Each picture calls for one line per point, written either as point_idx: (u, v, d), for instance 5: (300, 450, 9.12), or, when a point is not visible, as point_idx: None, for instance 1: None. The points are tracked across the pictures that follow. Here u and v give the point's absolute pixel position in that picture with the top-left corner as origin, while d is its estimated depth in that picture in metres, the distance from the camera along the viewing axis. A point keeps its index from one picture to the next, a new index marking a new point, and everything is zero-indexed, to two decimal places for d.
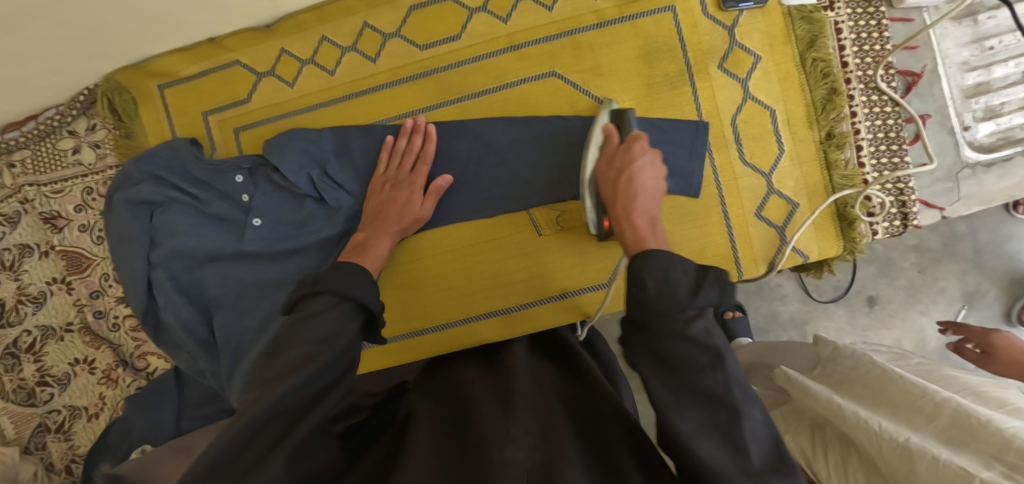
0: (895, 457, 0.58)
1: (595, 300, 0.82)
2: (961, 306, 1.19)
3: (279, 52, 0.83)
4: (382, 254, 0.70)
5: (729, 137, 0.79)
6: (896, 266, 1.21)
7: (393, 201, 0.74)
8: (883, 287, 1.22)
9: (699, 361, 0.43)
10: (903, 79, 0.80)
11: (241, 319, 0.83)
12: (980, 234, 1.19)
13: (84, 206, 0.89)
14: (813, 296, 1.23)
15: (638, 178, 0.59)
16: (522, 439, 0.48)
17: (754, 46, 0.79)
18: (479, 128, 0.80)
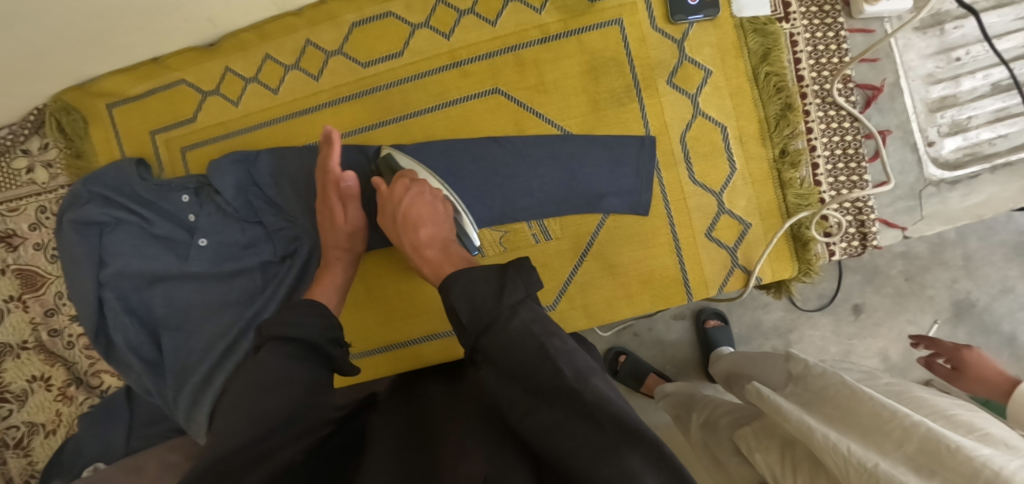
0: None
1: None
2: (949, 315, 1.16)
3: (223, 71, 0.82)
4: (334, 282, 0.71)
5: (678, 155, 0.77)
6: (883, 274, 1.17)
7: (331, 225, 0.73)
8: (868, 295, 1.18)
9: (542, 367, 0.39)
10: (862, 93, 0.77)
11: (188, 340, 0.84)
12: (969, 240, 1.15)
13: (38, 224, 0.89)
14: (796, 305, 1.19)
15: (410, 213, 0.66)
16: (479, 446, 0.39)
17: (704, 61, 0.76)
18: (419, 149, 0.78)
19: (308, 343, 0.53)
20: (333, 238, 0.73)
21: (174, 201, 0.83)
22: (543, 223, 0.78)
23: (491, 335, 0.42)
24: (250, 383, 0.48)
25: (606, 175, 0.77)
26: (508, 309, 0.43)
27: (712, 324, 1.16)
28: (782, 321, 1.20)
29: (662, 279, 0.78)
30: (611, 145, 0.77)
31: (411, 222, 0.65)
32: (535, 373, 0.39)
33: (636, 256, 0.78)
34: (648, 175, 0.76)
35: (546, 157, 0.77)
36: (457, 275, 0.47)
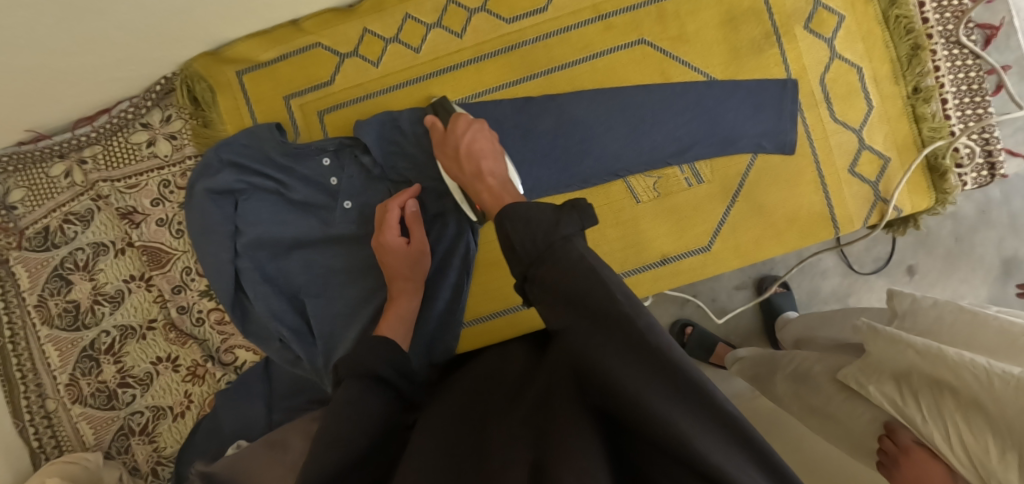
0: (1011, 392, 0.50)
1: (695, 266, 0.81)
2: (999, 272, 1.23)
3: (361, 32, 0.82)
4: (404, 312, 0.72)
5: (818, 96, 0.80)
6: (934, 236, 1.24)
7: (396, 254, 0.74)
8: (922, 257, 1.24)
9: (596, 284, 0.37)
10: (982, 32, 0.82)
11: (333, 305, 0.82)
12: (1013, 200, 1.21)
13: (161, 199, 0.87)
14: (854, 269, 1.25)
15: (474, 146, 0.71)
16: (526, 444, 0.39)
17: (837, 6, 0.80)
18: (568, 100, 0.80)
19: (380, 377, 0.53)
20: (399, 265, 0.75)
21: (317, 166, 0.82)
22: (694, 166, 0.80)
23: (541, 263, 0.41)
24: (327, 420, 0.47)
25: (752, 117, 0.79)
26: (561, 236, 0.41)
27: (776, 291, 1.22)
28: (840, 287, 1.26)
29: (807, 217, 0.80)
30: (754, 91, 0.79)
31: (473, 155, 0.70)
32: (592, 289, 0.37)
33: (783, 195, 0.80)
34: (792, 115, 0.79)
35: (694, 103, 0.79)
36: (510, 209, 0.45)
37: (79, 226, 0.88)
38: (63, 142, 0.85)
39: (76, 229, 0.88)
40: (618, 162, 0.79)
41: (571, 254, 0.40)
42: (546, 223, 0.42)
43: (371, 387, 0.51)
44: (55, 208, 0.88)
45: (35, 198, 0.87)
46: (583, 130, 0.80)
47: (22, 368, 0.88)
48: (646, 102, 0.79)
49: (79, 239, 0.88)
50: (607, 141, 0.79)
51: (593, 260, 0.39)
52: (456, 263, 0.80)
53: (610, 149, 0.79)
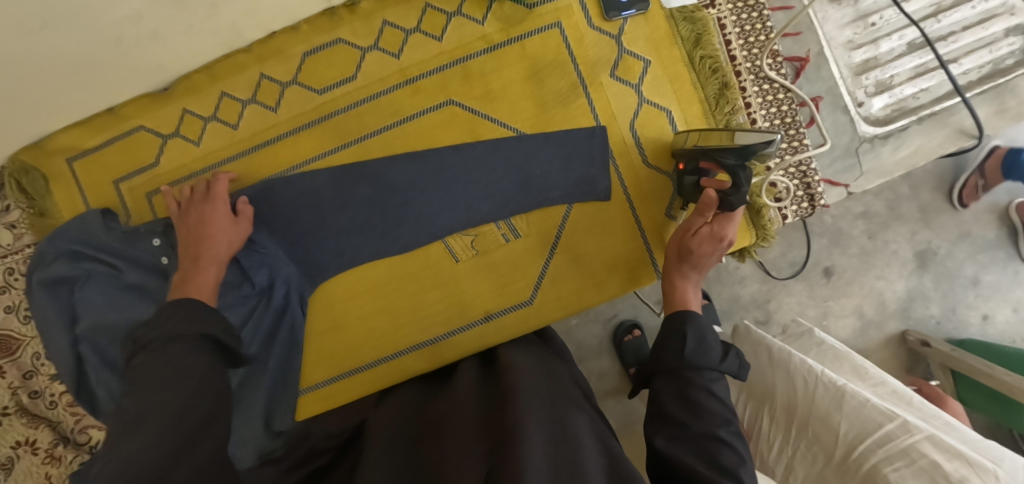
0: (828, 397, 0.78)
1: (518, 319, 0.81)
2: (915, 266, 1.22)
3: (180, 113, 0.83)
4: (206, 283, 0.71)
5: (629, 143, 0.81)
6: (847, 235, 1.22)
7: (210, 226, 0.74)
8: (837, 257, 1.23)
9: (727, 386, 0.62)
10: (791, 65, 0.82)
11: None
12: (922, 193, 1.21)
13: (7, 287, 0.88)
14: (772, 275, 1.23)
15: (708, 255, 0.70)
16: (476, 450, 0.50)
17: (642, 52, 0.81)
18: (379, 167, 0.80)
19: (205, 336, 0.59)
20: (216, 239, 0.74)
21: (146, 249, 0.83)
22: (510, 222, 0.80)
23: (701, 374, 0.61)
24: (158, 364, 0.55)
25: (560, 168, 0.80)
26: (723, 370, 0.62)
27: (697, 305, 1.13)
28: (760, 293, 1.23)
29: (628, 262, 0.81)
30: (563, 140, 0.80)
31: (704, 257, 0.70)
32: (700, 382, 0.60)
33: (600, 243, 0.81)
34: (604, 162, 0.80)
35: (503, 158, 0.80)
36: (697, 324, 0.65)
37: None
38: None
39: None
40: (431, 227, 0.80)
41: (727, 366, 0.62)
42: (715, 354, 0.62)
43: (196, 346, 0.58)
44: None
45: None
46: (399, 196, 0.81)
47: None
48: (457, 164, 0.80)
49: None
50: (422, 205, 0.80)
51: (734, 370, 0.63)
52: (281, 337, 0.80)
53: (427, 212, 0.80)
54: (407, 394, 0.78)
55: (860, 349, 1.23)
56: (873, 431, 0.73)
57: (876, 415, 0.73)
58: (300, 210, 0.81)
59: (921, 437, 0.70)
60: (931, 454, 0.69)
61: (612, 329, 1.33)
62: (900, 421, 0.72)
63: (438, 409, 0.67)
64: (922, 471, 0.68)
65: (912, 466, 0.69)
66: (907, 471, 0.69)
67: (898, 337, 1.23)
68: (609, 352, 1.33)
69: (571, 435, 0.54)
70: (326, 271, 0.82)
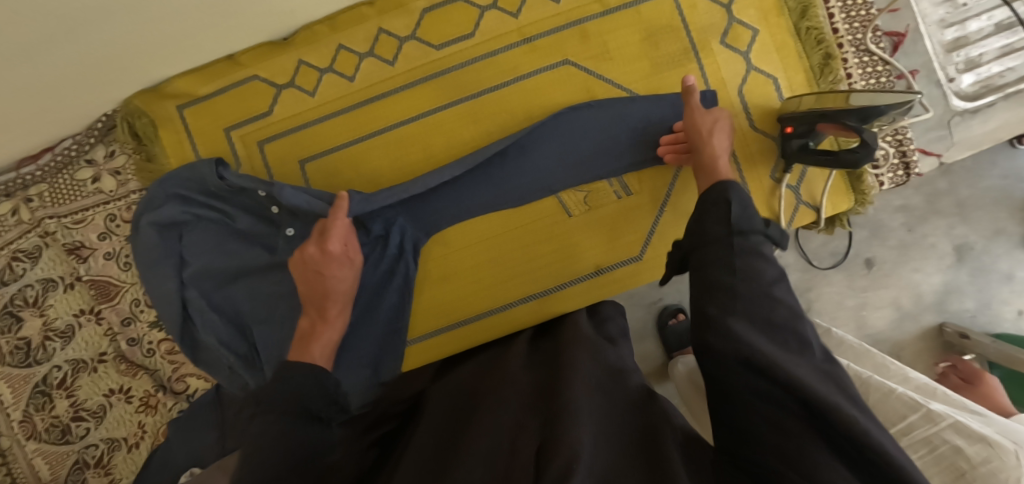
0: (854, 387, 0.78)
1: (626, 274, 0.84)
2: (953, 259, 1.22)
3: (296, 63, 0.84)
4: (328, 338, 0.70)
5: (738, 107, 0.84)
6: (886, 227, 1.23)
7: (329, 264, 0.72)
8: (876, 248, 1.23)
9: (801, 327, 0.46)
10: (890, 40, 0.86)
11: (279, 331, 0.84)
12: (960, 189, 1.22)
13: (107, 233, 0.88)
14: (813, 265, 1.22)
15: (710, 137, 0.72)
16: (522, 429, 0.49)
17: (751, 21, 0.84)
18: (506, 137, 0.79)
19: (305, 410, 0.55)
20: (331, 281, 0.72)
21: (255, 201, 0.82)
22: (622, 179, 0.83)
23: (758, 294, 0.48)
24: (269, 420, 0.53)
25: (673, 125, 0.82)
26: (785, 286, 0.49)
27: None
28: (800, 281, 1.24)
29: None
30: (676, 103, 0.82)
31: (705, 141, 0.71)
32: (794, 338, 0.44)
33: None
34: None
35: (619, 117, 0.81)
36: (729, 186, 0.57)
37: (28, 263, 0.89)
38: (7, 181, 0.88)
39: (24, 265, 0.89)
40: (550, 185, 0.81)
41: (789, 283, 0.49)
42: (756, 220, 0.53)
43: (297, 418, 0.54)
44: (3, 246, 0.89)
45: None
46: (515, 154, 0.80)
47: None
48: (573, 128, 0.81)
49: (27, 276, 0.89)
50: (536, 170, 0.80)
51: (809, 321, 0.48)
52: (395, 284, 0.80)
53: (540, 167, 0.80)
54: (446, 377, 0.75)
55: (895, 341, 1.23)
56: (895, 421, 0.71)
57: (899, 406, 0.71)
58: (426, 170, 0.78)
59: (943, 425, 0.67)
60: (955, 442, 0.66)
61: (656, 312, 1.36)
62: (923, 411, 0.69)
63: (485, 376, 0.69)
64: (942, 457, 0.66)
65: (932, 453, 0.67)
66: (929, 457, 0.67)
67: (935, 330, 1.23)
68: (652, 335, 1.36)
69: (625, 404, 0.55)
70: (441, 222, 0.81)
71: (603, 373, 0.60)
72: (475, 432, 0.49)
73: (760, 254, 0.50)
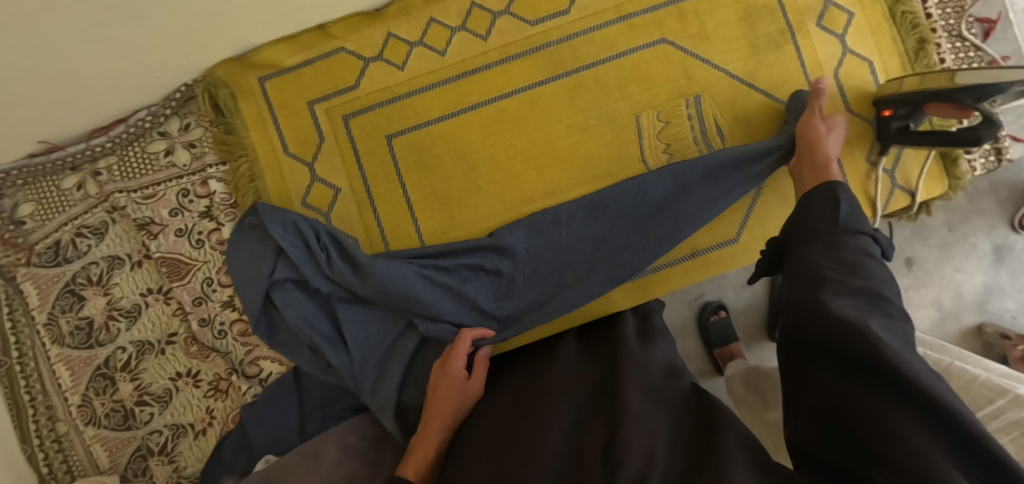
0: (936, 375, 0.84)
1: (724, 257, 0.82)
2: (992, 260, 1.21)
3: (385, 36, 0.82)
4: (427, 454, 0.62)
5: (834, 90, 0.83)
6: (929, 226, 1.22)
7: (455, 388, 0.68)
8: (918, 248, 1.22)
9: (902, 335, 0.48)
10: (981, 26, 0.86)
11: (366, 310, 0.78)
12: (1001, 188, 1.20)
13: (180, 209, 0.84)
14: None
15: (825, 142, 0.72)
16: (586, 435, 0.53)
17: (846, 4, 0.83)
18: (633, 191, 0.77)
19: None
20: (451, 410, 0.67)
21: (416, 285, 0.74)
22: None
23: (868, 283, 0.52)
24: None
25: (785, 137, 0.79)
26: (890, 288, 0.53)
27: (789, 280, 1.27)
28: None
29: None
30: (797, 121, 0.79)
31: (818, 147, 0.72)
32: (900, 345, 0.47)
33: None
34: None
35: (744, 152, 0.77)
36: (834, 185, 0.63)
37: (93, 240, 0.85)
38: (76, 154, 0.84)
39: (89, 242, 0.85)
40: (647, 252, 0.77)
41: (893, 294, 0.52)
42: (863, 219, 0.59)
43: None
44: (66, 221, 0.85)
45: (45, 213, 0.85)
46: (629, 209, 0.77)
47: (32, 390, 0.85)
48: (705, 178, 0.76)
49: (93, 253, 0.85)
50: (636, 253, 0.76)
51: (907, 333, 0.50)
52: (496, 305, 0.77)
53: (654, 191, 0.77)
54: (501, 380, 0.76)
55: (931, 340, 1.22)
56: (983, 405, 0.73)
57: (987, 391, 0.74)
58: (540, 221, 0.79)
59: None
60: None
61: (697, 309, 1.33)
62: (1011, 395, 0.71)
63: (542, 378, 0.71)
64: None
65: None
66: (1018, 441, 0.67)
67: (972, 331, 1.22)
68: (692, 331, 1.32)
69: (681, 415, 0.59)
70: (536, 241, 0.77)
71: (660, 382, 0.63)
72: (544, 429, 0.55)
73: (867, 252, 0.55)
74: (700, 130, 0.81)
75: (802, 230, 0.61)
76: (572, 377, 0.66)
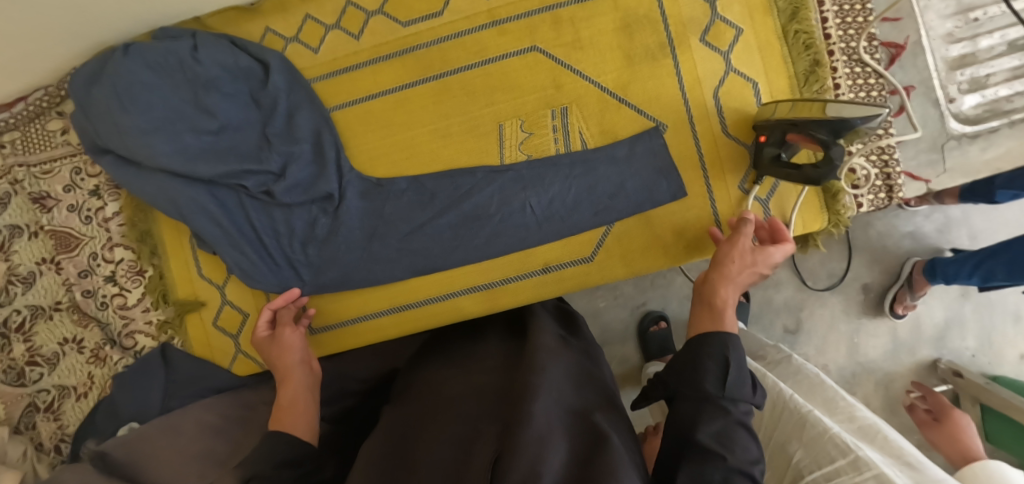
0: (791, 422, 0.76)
1: (578, 274, 0.81)
2: (957, 292, 1.13)
3: (263, 31, 0.84)
4: (302, 403, 0.66)
5: (712, 109, 0.79)
6: (890, 254, 1.12)
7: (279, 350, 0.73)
8: (878, 274, 1.12)
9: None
10: (886, 51, 0.80)
11: (298, 252, 0.81)
12: (974, 220, 1.11)
13: (72, 186, 0.90)
14: (807, 284, 1.14)
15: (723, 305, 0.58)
16: (476, 443, 0.42)
17: (735, 19, 0.79)
18: (533, 190, 0.78)
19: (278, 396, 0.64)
20: (284, 350, 0.73)
21: None
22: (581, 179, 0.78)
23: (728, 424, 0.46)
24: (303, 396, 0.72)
25: (628, 177, 0.78)
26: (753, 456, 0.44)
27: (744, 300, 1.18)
28: (794, 298, 1.14)
29: (698, 230, 0.80)
30: (662, 165, 0.78)
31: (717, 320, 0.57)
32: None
33: (671, 208, 0.79)
34: (681, 122, 0.79)
35: (573, 163, 0.78)
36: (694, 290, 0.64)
37: None
38: None
39: None
40: (526, 234, 0.79)
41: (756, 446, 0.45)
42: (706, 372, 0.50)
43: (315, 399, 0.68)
44: None
45: None
46: (488, 228, 0.79)
47: None
48: (562, 212, 0.78)
49: None
50: (473, 249, 0.80)
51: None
52: None
53: (532, 186, 0.78)
54: (410, 373, 0.70)
55: (886, 372, 1.13)
56: (824, 464, 0.68)
57: (831, 449, 0.68)
58: (389, 234, 0.80)
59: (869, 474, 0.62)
60: None
61: (638, 316, 1.25)
62: (852, 456, 0.65)
63: (451, 370, 0.62)
64: None
65: None
66: None
67: (927, 366, 1.13)
68: (633, 339, 1.25)
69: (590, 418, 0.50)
70: (387, 238, 0.80)
71: (572, 383, 0.55)
72: (427, 443, 0.45)
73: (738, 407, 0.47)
74: (564, 143, 0.79)
75: (681, 370, 0.52)
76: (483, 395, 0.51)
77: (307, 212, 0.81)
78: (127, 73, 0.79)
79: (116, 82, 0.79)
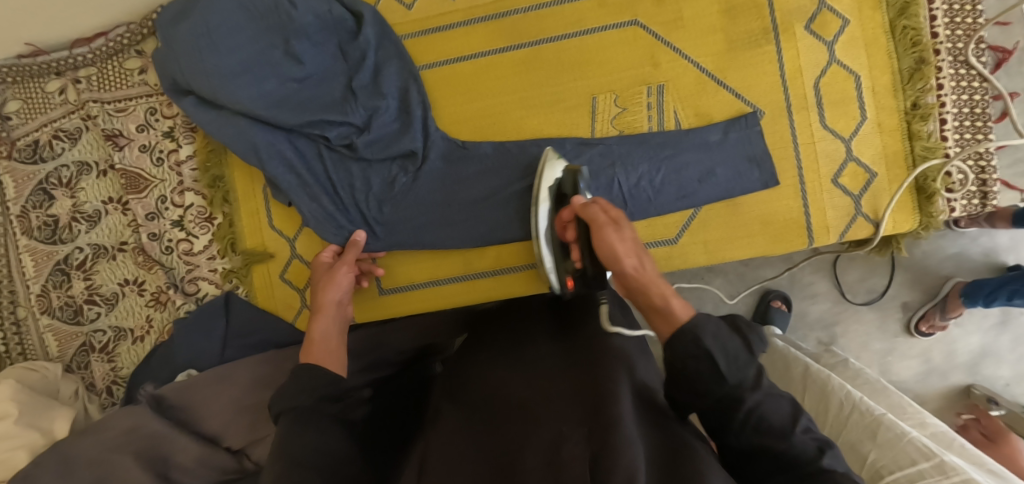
0: (861, 425, 0.72)
1: (660, 255, 0.79)
2: (996, 321, 1.05)
3: None
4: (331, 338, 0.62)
5: (811, 100, 0.77)
6: (932, 275, 1.05)
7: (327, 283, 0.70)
8: (919, 294, 1.06)
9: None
10: (994, 55, 0.79)
11: (374, 210, 0.80)
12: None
13: (146, 126, 0.88)
14: (846, 297, 1.08)
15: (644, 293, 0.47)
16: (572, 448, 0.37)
17: (843, 10, 0.77)
18: (622, 165, 0.77)
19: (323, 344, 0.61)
20: (333, 284, 0.70)
21: None
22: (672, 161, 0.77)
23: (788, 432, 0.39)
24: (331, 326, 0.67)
25: (724, 158, 0.76)
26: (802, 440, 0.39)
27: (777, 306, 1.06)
28: (828, 314, 1.08)
29: (783, 222, 0.78)
30: (756, 152, 0.76)
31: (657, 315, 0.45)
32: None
33: (760, 197, 0.78)
34: (778, 110, 0.77)
35: (666, 143, 0.77)
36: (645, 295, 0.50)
37: (67, 143, 0.91)
38: (60, 60, 0.89)
39: (63, 145, 0.90)
40: (610, 209, 0.78)
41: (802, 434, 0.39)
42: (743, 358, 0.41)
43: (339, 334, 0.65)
44: (46, 123, 0.91)
45: (29, 112, 0.91)
46: None
47: None
48: (648, 192, 0.77)
49: (65, 156, 0.90)
50: None
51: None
52: None
53: (621, 160, 0.77)
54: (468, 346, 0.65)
55: (915, 394, 1.07)
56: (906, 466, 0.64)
57: (913, 451, 0.65)
58: (471, 198, 0.79)
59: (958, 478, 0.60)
60: None
61: None
62: (938, 460, 0.63)
63: (513, 356, 0.57)
64: None
65: None
66: None
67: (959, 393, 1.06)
68: None
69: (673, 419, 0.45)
70: (465, 204, 0.79)
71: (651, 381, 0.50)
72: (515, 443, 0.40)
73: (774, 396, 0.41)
74: (656, 121, 0.78)
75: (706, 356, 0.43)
76: (552, 402, 0.44)
77: (387, 169, 0.80)
78: (217, 10, 0.76)
79: (201, 19, 0.76)
